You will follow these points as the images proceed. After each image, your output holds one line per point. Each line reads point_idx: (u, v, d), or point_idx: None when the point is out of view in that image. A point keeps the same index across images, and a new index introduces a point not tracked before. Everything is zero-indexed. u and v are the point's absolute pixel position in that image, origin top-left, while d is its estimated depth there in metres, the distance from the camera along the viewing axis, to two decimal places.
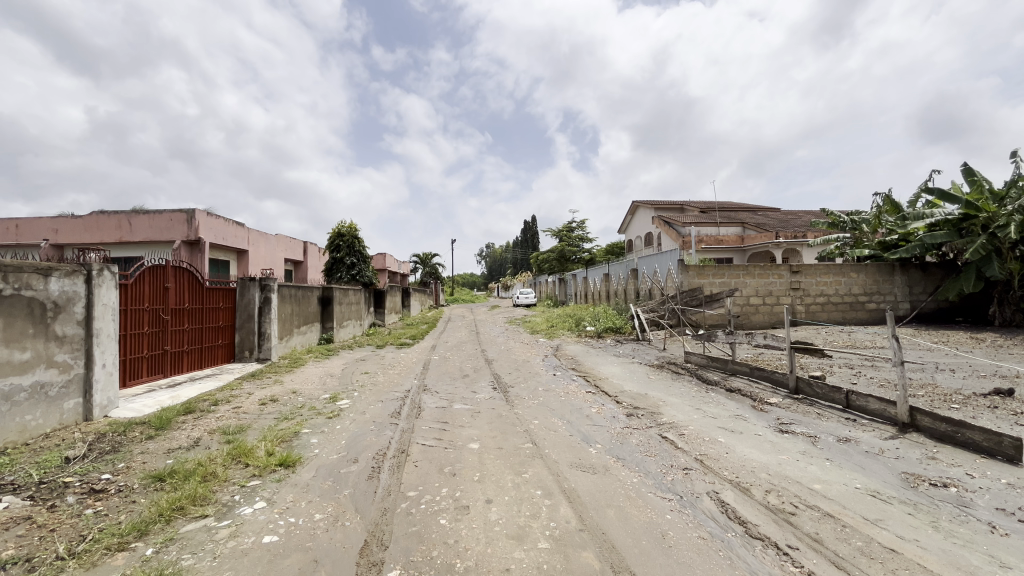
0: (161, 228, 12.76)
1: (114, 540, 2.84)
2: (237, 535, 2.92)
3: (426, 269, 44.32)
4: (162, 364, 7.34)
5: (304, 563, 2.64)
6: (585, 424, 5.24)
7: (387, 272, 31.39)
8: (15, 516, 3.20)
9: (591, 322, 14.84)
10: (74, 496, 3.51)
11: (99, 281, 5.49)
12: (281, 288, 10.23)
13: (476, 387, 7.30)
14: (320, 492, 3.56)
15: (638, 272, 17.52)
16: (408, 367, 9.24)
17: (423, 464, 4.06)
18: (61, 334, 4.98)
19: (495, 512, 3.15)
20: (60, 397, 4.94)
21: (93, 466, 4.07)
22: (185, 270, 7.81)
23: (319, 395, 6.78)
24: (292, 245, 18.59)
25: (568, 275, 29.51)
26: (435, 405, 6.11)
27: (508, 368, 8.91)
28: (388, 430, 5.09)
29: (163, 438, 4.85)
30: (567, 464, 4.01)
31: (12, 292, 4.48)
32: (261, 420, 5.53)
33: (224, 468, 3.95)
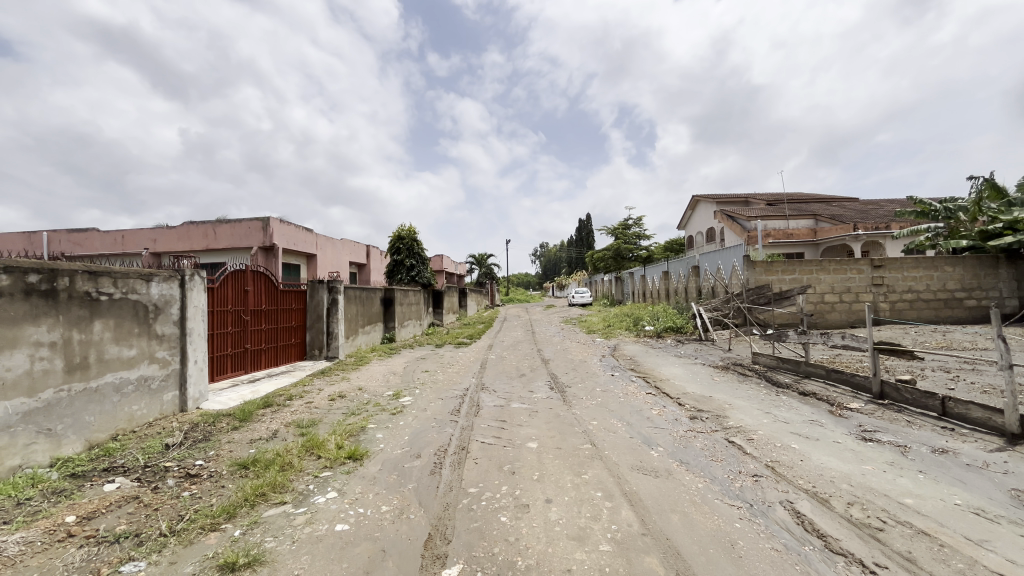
0: (241, 235, 13.85)
1: (208, 521, 3.12)
2: (313, 523, 3.11)
3: (482, 269, 44.99)
4: (244, 361, 7.96)
5: (373, 552, 2.76)
6: (645, 426, 5.10)
7: (444, 274, 32.23)
8: (125, 495, 3.60)
9: (651, 322, 14.38)
10: (173, 480, 3.89)
11: (191, 284, 6.04)
12: (347, 290, 10.77)
13: (533, 386, 7.32)
14: (386, 485, 3.72)
15: (700, 270, 16.80)
16: (466, 366, 9.44)
17: (483, 462, 4.13)
18: (161, 333, 5.54)
19: (555, 512, 3.15)
20: (161, 390, 5.51)
21: (188, 453, 4.48)
22: (263, 275, 8.41)
23: (383, 392, 7.08)
24: (355, 249, 19.53)
25: (625, 274, 28.95)
26: (493, 404, 6.18)
27: (565, 368, 8.85)
28: (448, 427, 5.21)
29: (246, 429, 5.26)
30: (628, 467, 3.92)
31: (120, 297, 5.01)
32: (331, 414, 5.86)
33: (299, 459, 4.22)
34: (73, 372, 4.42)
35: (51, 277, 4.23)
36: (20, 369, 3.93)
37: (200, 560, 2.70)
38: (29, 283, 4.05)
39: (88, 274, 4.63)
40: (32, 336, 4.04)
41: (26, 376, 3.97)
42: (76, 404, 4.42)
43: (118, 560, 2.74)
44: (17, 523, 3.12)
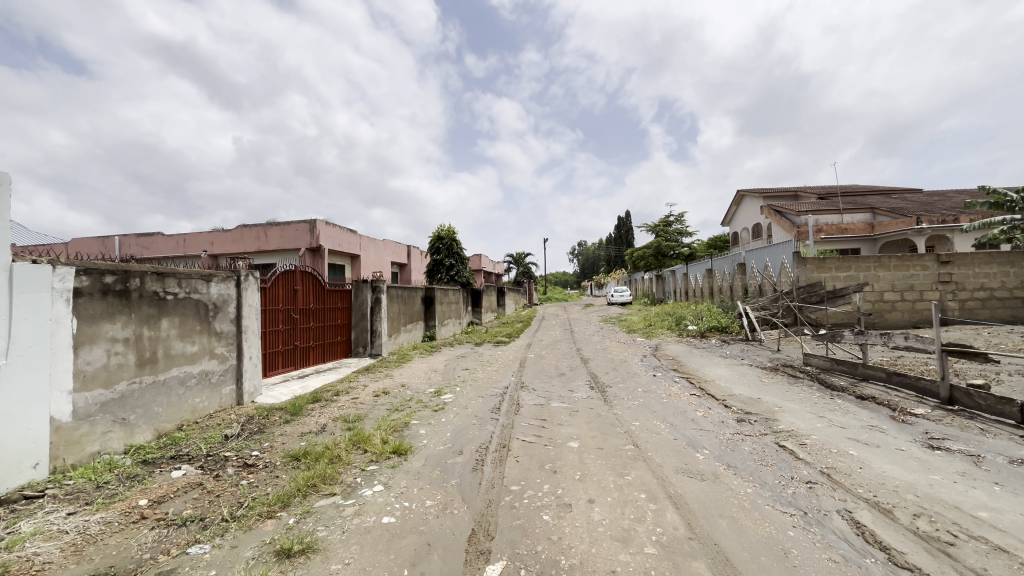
0: (290, 237, 14.47)
1: (265, 509, 3.29)
2: (361, 514, 3.22)
3: (520, 269, 45.06)
4: (293, 358, 8.32)
5: (418, 545, 2.83)
6: (690, 428, 4.97)
7: (482, 273, 32.51)
8: (190, 481, 3.85)
9: (694, 321, 13.97)
10: (232, 469, 4.12)
11: (246, 285, 6.37)
12: (389, 289, 11.05)
13: (573, 386, 7.27)
14: (430, 480, 3.80)
15: (746, 267, 16.18)
16: (506, 364, 9.50)
17: (524, 460, 4.15)
18: (220, 330, 5.88)
19: (598, 512, 3.12)
20: (220, 384, 5.84)
21: (244, 444, 4.73)
22: (311, 276, 8.75)
23: (425, 389, 7.22)
24: (397, 249, 20.01)
25: (666, 272, 28.27)
26: (533, 403, 6.19)
27: (605, 367, 8.75)
28: (489, 425, 5.25)
29: (297, 422, 5.51)
30: (672, 470, 3.84)
31: (184, 296, 5.34)
32: (376, 410, 6.04)
33: (347, 453, 4.38)
34: (143, 366, 4.75)
35: (124, 278, 4.56)
36: (99, 362, 4.26)
37: (258, 545, 2.85)
38: (106, 284, 4.38)
39: (156, 275, 4.96)
40: (108, 332, 4.38)
41: (104, 369, 4.31)
42: (146, 395, 4.76)
43: (185, 542, 2.93)
44: (97, 504, 3.40)
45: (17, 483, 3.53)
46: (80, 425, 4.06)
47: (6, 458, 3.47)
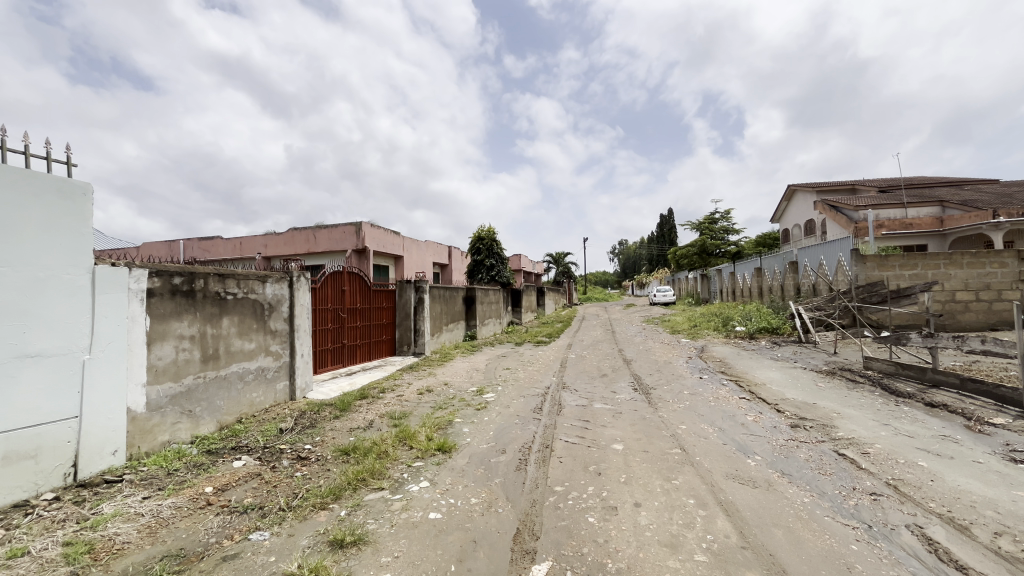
0: (337, 239, 15.01)
1: (318, 500, 3.43)
2: (409, 509, 3.30)
3: (560, 268, 44.82)
4: (342, 355, 8.63)
5: (464, 541, 2.87)
6: (740, 432, 4.79)
7: (522, 273, 32.58)
8: (250, 472, 4.07)
9: (742, 322, 13.45)
10: (288, 461, 4.33)
11: (298, 285, 6.66)
12: (432, 289, 11.27)
13: (616, 387, 7.16)
14: (475, 478, 3.85)
15: (799, 266, 15.43)
16: (547, 364, 9.48)
17: (567, 461, 4.12)
18: (274, 328, 6.19)
19: (645, 516, 3.06)
20: (275, 379, 6.14)
21: (298, 438, 4.95)
22: (358, 277, 9.04)
23: (467, 388, 7.32)
24: (438, 250, 20.36)
25: (712, 271, 27.36)
26: (575, 404, 6.14)
27: (649, 369, 8.57)
28: (531, 425, 5.25)
29: (346, 418, 5.71)
30: (722, 475, 3.71)
31: (242, 296, 5.65)
32: (420, 407, 6.18)
33: (394, 449, 4.49)
34: (206, 362, 5.06)
35: (190, 279, 4.87)
36: (168, 358, 4.57)
37: (313, 535, 2.98)
38: (174, 285, 4.69)
39: (218, 276, 5.27)
40: (176, 330, 4.69)
41: (172, 364, 4.62)
42: (209, 389, 5.06)
43: (246, 529, 3.09)
44: (168, 490, 3.65)
45: (99, 467, 3.85)
46: (153, 416, 4.38)
47: (90, 444, 3.80)
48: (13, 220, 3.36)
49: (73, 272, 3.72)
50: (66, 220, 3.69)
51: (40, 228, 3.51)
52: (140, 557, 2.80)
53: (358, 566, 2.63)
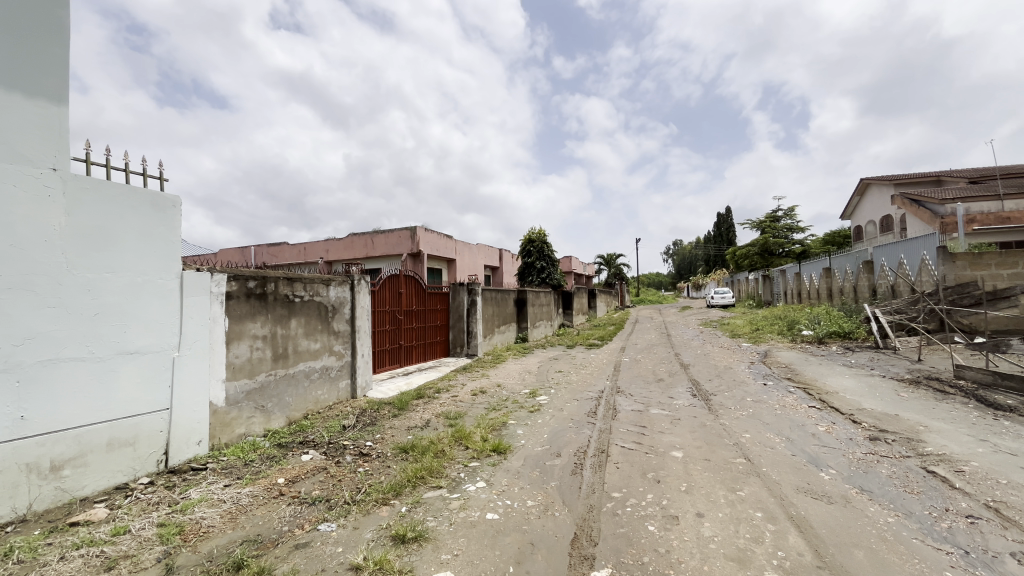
0: (393, 244, 15.56)
1: (380, 496, 3.56)
2: (466, 508, 3.35)
3: (611, 270, 44.01)
4: (399, 356, 8.92)
5: (522, 543, 2.88)
6: (811, 443, 4.50)
7: (573, 275, 32.31)
8: (317, 465, 4.29)
9: (809, 326, 12.63)
10: (351, 456, 4.53)
11: (359, 288, 6.96)
12: (484, 291, 11.43)
13: (673, 392, 6.94)
14: (530, 480, 3.85)
15: (874, 265, 14.32)
16: (600, 368, 9.35)
17: (624, 467, 4.04)
18: (337, 329, 6.50)
19: (709, 528, 2.93)
20: (338, 378, 6.45)
21: (360, 434, 5.16)
22: (414, 280, 9.31)
23: (520, 390, 7.35)
24: (489, 253, 20.61)
25: (775, 272, 25.90)
26: (630, 409, 6.01)
27: (708, 374, 8.24)
28: (586, 429, 5.20)
29: (404, 416, 5.90)
30: (793, 488, 3.50)
31: (309, 299, 5.97)
32: (475, 408, 6.27)
33: (450, 448, 4.59)
34: (277, 360, 5.39)
35: (262, 282, 5.21)
36: (243, 356, 4.91)
37: (377, 529, 3.09)
38: (249, 288, 5.04)
39: (287, 280, 5.60)
40: (251, 330, 5.03)
41: (248, 362, 4.96)
42: (280, 386, 5.39)
43: (315, 520, 3.26)
44: (246, 479, 3.93)
45: (186, 456, 4.21)
46: (231, 410, 4.72)
47: (179, 434, 4.15)
48: (116, 230, 3.74)
49: (164, 276, 4.09)
50: (158, 229, 4.06)
51: (137, 237, 3.89)
52: (223, 541, 3.02)
53: (420, 561, 2.70)
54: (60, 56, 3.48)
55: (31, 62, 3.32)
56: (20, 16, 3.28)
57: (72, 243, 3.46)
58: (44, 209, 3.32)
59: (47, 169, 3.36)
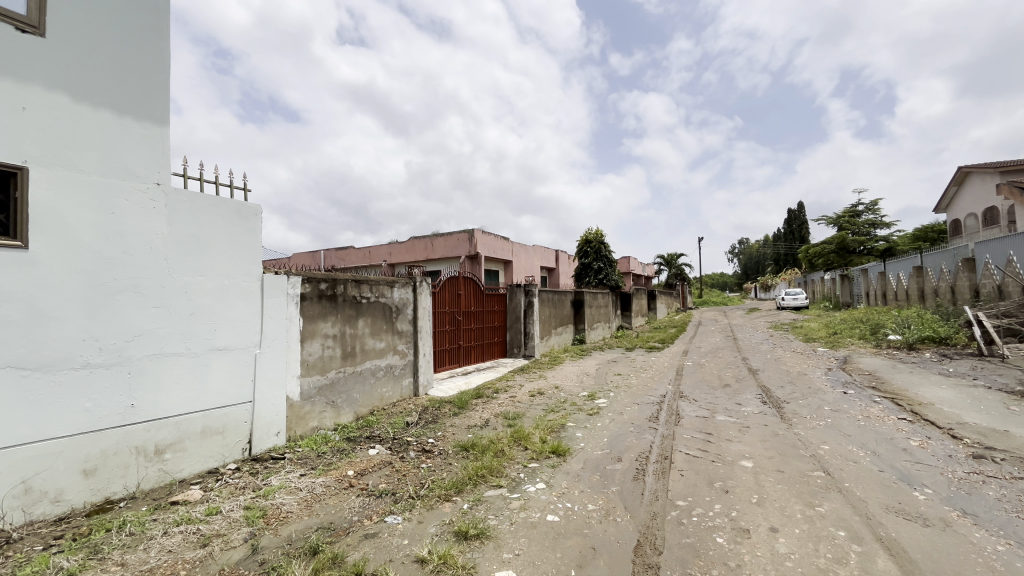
0: (451, 246, 15.96)
1: (443, 492, 3.66)
2: (527, 509, 3.36)
3: (671, 270, 42.55)
4: (458, 356, 9.13)
5: (583, 547, 2.85)
6: (902, 459, 4.10)
7: (631, 275, 31.60)
8: (383, 459, 4.49)
9: (897, 330, 11.55)
10: (414, 452, 4.69)
11: (420, 290, 7.19)
12: (541, 293, 11.44)
13: (741, 399, 6.59)
14: (591, 484, 3.80)
15: (977, 263, 12.85)
16: (661, 371, 9.06)
17: (689, 475, 3.89)
18: (401, 329, 6.75)
19: (784, 544, 2.76)
20: (401, 376, 6.70)
21: (422, 431, 5.34)
22: (473, 281, 9.49)
23: (579, 392, 7.28)
24: (545, 254, 20.61)
25: (856, 271, 23.92)
26: (695, 414, 5.78)
27: (780, 380, 7.75)
28: (648, 434, 5.06)
29: (464, 415, 6.03)
30: (881, 507, 3.21)
31: (374, 300, 6.25)
32: (533, 409, 6.28)
33: (510, 448, 4.62)
34: (346, 358, 5.68)
35: (333, 284, 5.52)
36: (316, 354, 5.22)
37: (440, 524, 3.17)
38: (321, 290, 5.35)
39: (354, 282, 5.89)
40: (322, 329, 5.34)
41: (320, 359, 5.27)
42: (349, 383, 5.69)
43: (383, 512, 3.41)
44: (319, 470, 4.17)
45: (267, 446, 4.54)
46: (306, 404, 5.03)
47: (260, 425, 4.49)
48: (207, 237, 4.11)
49: (247, 278, 4.44)
50: (242, 235, 4.41)
51: (225, 243, 4.25)
52: (300, 526, 3.23)
53: (482, 559, 2.74)
54: (161, 82, 3.88)
55: (138, 90, 3.73)
56: (130, 50, 3.68)
57: (171, 249, 3.84)
58: (148, 219, 3.71)
59: (151, 184, 3.76)
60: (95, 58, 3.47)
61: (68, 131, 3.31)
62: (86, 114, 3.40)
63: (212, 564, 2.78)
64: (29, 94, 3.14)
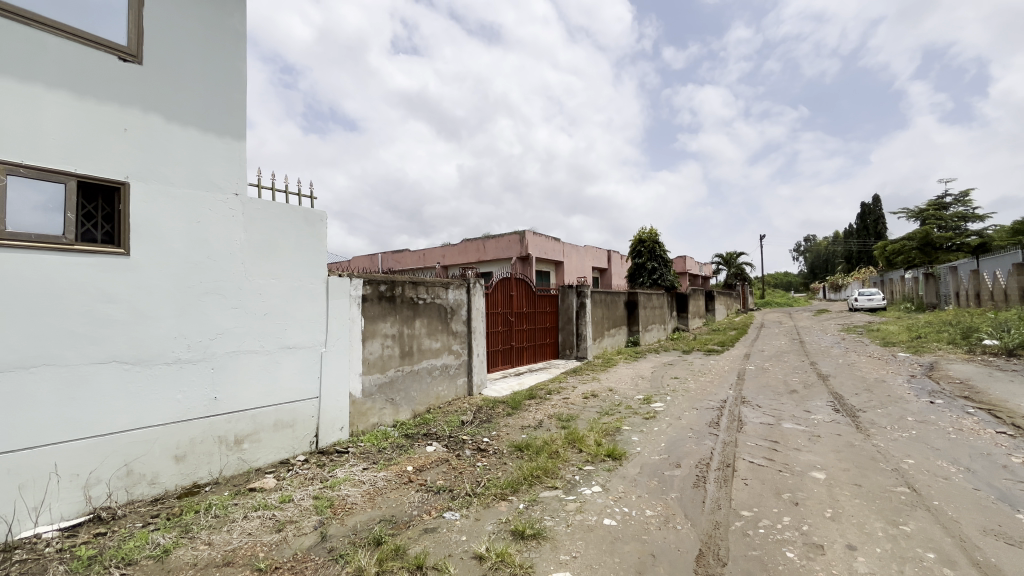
0: (503, 248, 16.12)
1: (499, 491, 3.71)
2: (583, 511, 3.34)
3: (731, 270, 40.68)
4: (511, 356, 9.21)
5: (642, 554, 2.79)
6: (1002, 477, 3.70)
7: (687, 275, 30.54)
8: (440, 457, 4.61)
9: (993, 334, 10.43)
10: (470, 450, 4.78)
11: (474, 291, 7.32)
12: (594, 294, 11.31)
13: (810, 406, 6.20)
14: (648, 489, 3.72)
15: None
16: (721, 375, 8.69)
17: (754, 484, 3.71)
18: (455, 330, 6.91)
19: (863, 563, 2.57)
20: (456, 376, 6.85)
21: (477, 430, 5.43)
22: (525, 282, 9.54)
23: (633, 395, 7.13)
24: (597, 254, 20.34)
25: (942, 270, 21.83)
26: (759, 421, 5.50)
27: (855, 387, 7.21)
28: (708, 440, 4.87)
29: (518, 415, 6.07)
30: (979, 529, 2.91)
31: (430, 301, 6.43)
32: (587, 411, 6.22)
33: (564, 450, 4.61)
34: (404, 357, 5.89)
35: (392, 286, 5.73)
36: (376, 353, 5.45)
37: (497, 522, 3.22)
38: (381, 291, 5.58)
39: (411, 284, 6.09)
40: (382, 329, 5.56)
41: (380, 358, 5.49)
42: (407, 381, 5.89)
43: (441, 508, 3.50)
44: (380, 464, 4.35)
45: (331, 440, 4.79)
46: (367, 401, 5.27)
47: (326, 420, 4.74)
48: (279, 243, 4.39)
49: (314, 281, 4.70)
50: (310, 240, 4.68)
51: (293, 248, 4.52)
52: (364, 517, 3.38)
53: (539, 559, 2.75)
54: (239, 100, 4.18)
55: (219, 108, 4.05)
56: (213, 71, 4.00)
57: (248, 254, 4.14)
58: (228, 227, 4.02)
59: (230, 194, 4.07)
60: (183, 81, 3.81)
61: (161, 148, 3.65)
62: (176, 132, 3.75)
63: (286, 548, 2.97)
64: (130, 116, 3.50)
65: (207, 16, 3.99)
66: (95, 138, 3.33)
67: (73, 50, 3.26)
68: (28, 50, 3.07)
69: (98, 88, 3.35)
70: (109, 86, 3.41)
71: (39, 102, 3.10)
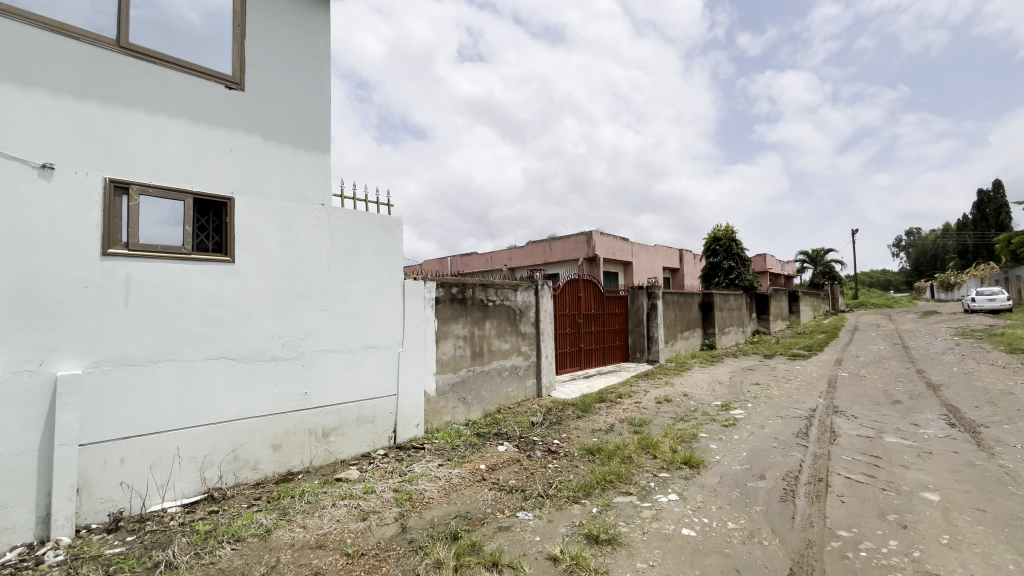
0: (569, 249, 16.03)
1: (571, 493, 3.69)
2: (659, 519, 3.24)
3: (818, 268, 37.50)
4: (580, 358, 9.14)
5: (725, 567, 2.66)
6: None
7: (768, 275, 28.57)
8: (511, 457, 4.67)
9: None
10: (541, 452, 4.80)
11: (542, 293, 7.34)
12: (665, 295, 10.92)
13: (918, 418, 5.56)
14: (730, 500, 3.53)
15: None
16: (810, 382, 8.04)
17: (852, 501, 3.40)
18: (524, 331, 6.96)
19: None
20: (524, 376, 6.90)
21: (547, 432, 5.44)
22: (593, 284, 9.41)
23: (710, 401, 6.79)
24: (668, 254, 19.61)
25: None
26: (855, 433, 5.03)
27: (974, 399, 6.36)
28: (795, 451, 4.53)
29: (588, 418, 6.00)
30: None
31: (499, 302, 6.53)
32: (660, 416, 6.02)
33: (638, 455, 4.49)
34: (475, 358, 6.03)
35: (462, 289, 5.89)
36: (449, 353, 5.63)
37: (571, 525, 3.21)
38: (452, 293, 5.76)
39: (481, 286, 6.23)
40: (455, 330, 5.74)
41: (452, 358, 5.67)
42: (478, 381, 6.04)
43: (514, 507, 3.55)
44: (455, 462, 4.49)
45: (408, 436, 5.01)
46: (441, 399, 5.46)
47: (403, 416, 4.97)
48: (360, 248, 4.68)
49: (392, 284, 4.95)
50: (387, 246, 4.93)
51: (373, 253, 4.79)
52: (441, 512, 3.50)
53: (615, 565, 2.71)
54: (325, 118, 4.52)
55: (308, 125, 4.39)
56: (302, 92, 4.35)
57: (333, 260, 4.45)
58: (316, 234, 4.35)
59: (318, 205, 4.40)
60: (278, 103, 4.18)
61: (260, 165, 4.03)
62: (273, 149, 4.12)
63: (371, 536, 3.16)
64: (235, 137, 3.90)
65: (297, 42, 4.35)
66: (208, 158, 3.74)
67: (189, 83, 3.70)
68: (154, 85, 3.53)
69: (208, 114, 3.77)
70: (217, 112, 3.82)
71: (164, 130, 3.54)
